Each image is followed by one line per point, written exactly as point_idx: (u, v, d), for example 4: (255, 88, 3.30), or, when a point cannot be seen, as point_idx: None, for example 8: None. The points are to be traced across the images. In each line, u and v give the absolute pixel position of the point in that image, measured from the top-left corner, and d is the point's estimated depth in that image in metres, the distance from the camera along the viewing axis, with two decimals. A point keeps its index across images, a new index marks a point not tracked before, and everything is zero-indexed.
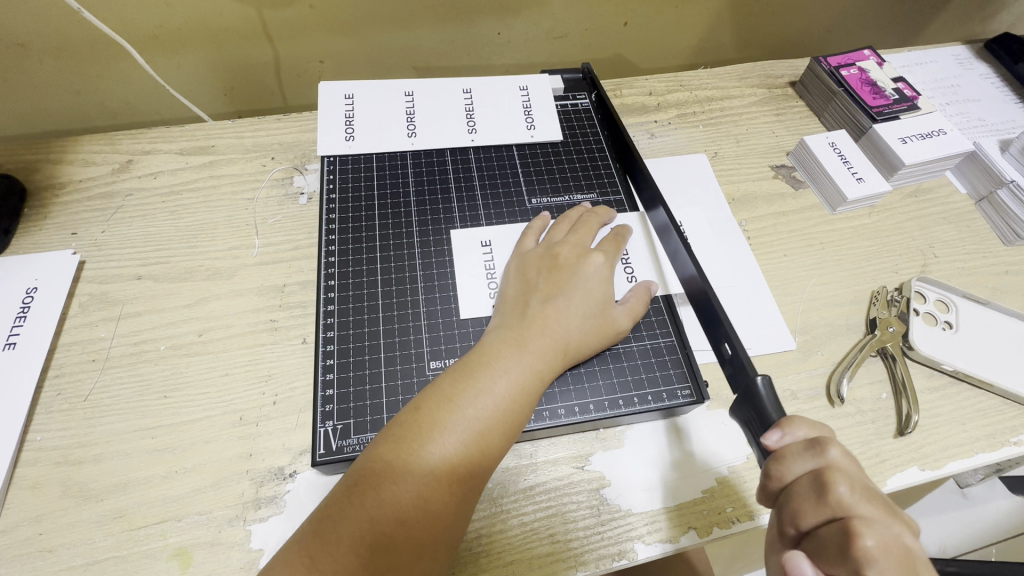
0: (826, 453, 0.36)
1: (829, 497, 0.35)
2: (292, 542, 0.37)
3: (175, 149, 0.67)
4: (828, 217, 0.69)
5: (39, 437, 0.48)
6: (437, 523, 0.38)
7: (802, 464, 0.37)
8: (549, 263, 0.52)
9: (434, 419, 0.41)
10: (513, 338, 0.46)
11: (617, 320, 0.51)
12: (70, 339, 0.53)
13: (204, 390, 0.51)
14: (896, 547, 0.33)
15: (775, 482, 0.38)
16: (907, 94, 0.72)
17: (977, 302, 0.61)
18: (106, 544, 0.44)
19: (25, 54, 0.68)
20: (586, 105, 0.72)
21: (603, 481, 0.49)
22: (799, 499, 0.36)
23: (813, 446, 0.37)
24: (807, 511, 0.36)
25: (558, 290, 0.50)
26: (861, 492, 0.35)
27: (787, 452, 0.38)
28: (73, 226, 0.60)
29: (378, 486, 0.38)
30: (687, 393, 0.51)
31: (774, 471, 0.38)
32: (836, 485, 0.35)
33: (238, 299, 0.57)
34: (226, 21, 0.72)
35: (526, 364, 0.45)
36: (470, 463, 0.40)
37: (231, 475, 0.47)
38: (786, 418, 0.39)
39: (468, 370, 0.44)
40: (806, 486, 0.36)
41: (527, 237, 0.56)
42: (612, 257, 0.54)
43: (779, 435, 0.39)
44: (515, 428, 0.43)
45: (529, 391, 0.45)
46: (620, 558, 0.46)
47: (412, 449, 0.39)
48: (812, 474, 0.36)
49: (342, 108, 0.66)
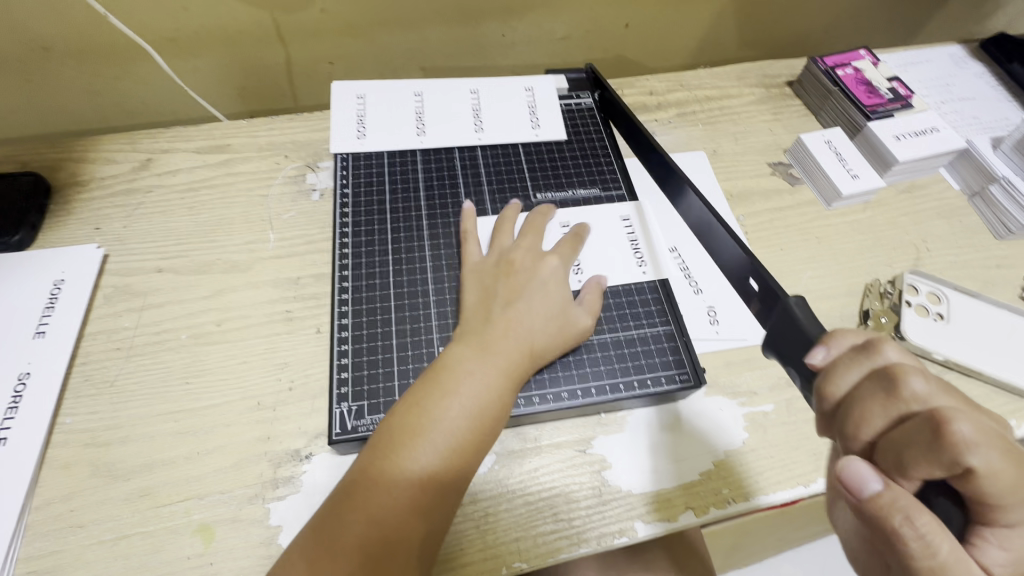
0: (881, 352, 0.34)
1: (901, 392, 0.32)
2: (293, 543, 0.40)
3: (192, 148, 0.70)
4: (823, 213, 0.71)
5: (68, 420, 0.50)
6: (430, 514, 0.41)
7: (855, 370, 0.34)
8: (504, 271, 0.54)
9: (407, 425, 0.43)
10: (476, 343, 0.48)
11: (579, 320, 0.53)
12: (95, 328, 0.56)
13: (224, 377, 0.54)
14: (992, 431, 0.30)
15: (829, 400, 0.35)
16: (902, 92, 0.74)
17: (967, 295, 0.63)
18: (132, 521, 0.46)
19: (49, 56, 0.71)
20: (589, 103, 0.74)
21: (604, 463, 0.51)
22: (866, 401, 0.33)
23: (862, 349, 0.35)
24: (873, 415, 0.33)
25: (518, 294, 0.52)
26: (936, 385, 0.32)
27: (836, 362, 0.35)
28: (95, 222, 0.63)
29: (363, 490, 0.40)
30: (686, 378, 0.54)
31: (827, 385, 0.35)
32: (908, 379, 0.32)
33: (255, 291, 0.59)
34: (241, 24, 0.74)
35: (492, 366, 0.47)
36: (450, 465, 0.42)
37: (251, 456, 0.50)
38: (830, 332, 0.37)
39: (435, 379, 0.46)
40: (871, 389, 0.33)
41: (472, 245, 0.58)
42: (565, 259, 0.56)
43: (826, 352, 0.36)
44: (489, 430, 0.45)
45: (499, 391, 0.46)
46: (621, 536, 0.48)
47: (393, 455, 0.41)
48: (873, 374, 0.33)
49: (353, 107, 0.68)
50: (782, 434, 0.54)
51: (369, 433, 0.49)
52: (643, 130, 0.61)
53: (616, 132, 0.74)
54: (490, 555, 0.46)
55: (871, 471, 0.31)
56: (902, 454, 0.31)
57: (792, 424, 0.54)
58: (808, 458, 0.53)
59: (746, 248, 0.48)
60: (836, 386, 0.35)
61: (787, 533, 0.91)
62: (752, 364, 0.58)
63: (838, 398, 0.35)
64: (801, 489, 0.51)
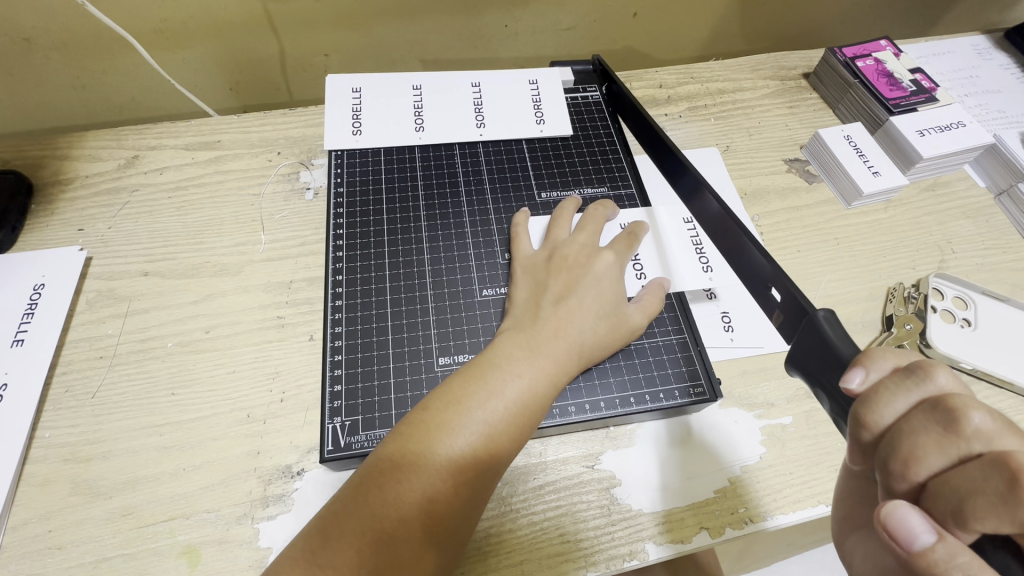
0: (934, 379, 0.30)
1: (959, 428, 0.28)
2: (299, 536, 0.37)
3: (181, 144, 0.67)
4: (842, 212, 0.67)
5: (47, 434, 0.48)
6: (439, 527, 0.38)
7: (903, 398, 0.31)
8: (558, 264, 0.51)
9: (442, 420, 0.40)
10: (526, 340, 0.46)
11: (631, 318, 0.50)
12: (77, 335, 0.53)
13: (213, 388, 0.51)
14: None
15: (869, 429, 0.32)
16: (925, 85, 0.70)
17: (995, 299, 0.60)
18: (114, 542, 0.44)
19: (30, 49, 0.68)
20: (596, 97, 0.71)
21: (613, 480, 0.48)
22: (918, 436, 0.29)
23: (912, 375, 0.31)
24: (928, 452, 0.29)
25: (571, 290, 0.49)
26: (1000, 423, 0.28)
27: (879, 388, 0.32)
28: (79, 222, 0.60)
29: (385, 488, 0.37)
30: (700, 391, 0.51)
31: (868, 414, 0.32)
32: (971, 415, 0.28)
33: (245, 296, 0.56)
34: (231, 14, 0.71)
35: (540, 368, 0.44)
36: (478, 466, 0.40)
37: (239, 473, 0.47)
38: (865, 353, 0.34)
39: (479, 373, 0.43)
40: (924, 422, 0.29)
41: (522, 238, 0.55)
42: (623, 256, 0.53)
43: (864, 375, 0.33)
44: (524, 432, 0.43)
45: (542, 395, 0.44)
46: (631, 559, 0.45)
47: (421, 447, 0.39)
48: (927, 405, 0.30)
49: (348, 101, 0.65)
50: (802, 450, 0.51)
51: (364, 450, 0.46)
52: (652, 122, 0.58)
53: (625, 127, 0.70)
54: None
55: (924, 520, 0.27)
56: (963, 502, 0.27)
57: (812, 438, 0.51)
58: (829, 475, 0.50)
59: (767, 256, 0.45)
60: (879, 415, 0.31)
61: (798, 540, 0.88)
62: (768, 374, 0.55)
63: (881, 428, 0.31)
64: (823, 509, 0.48)
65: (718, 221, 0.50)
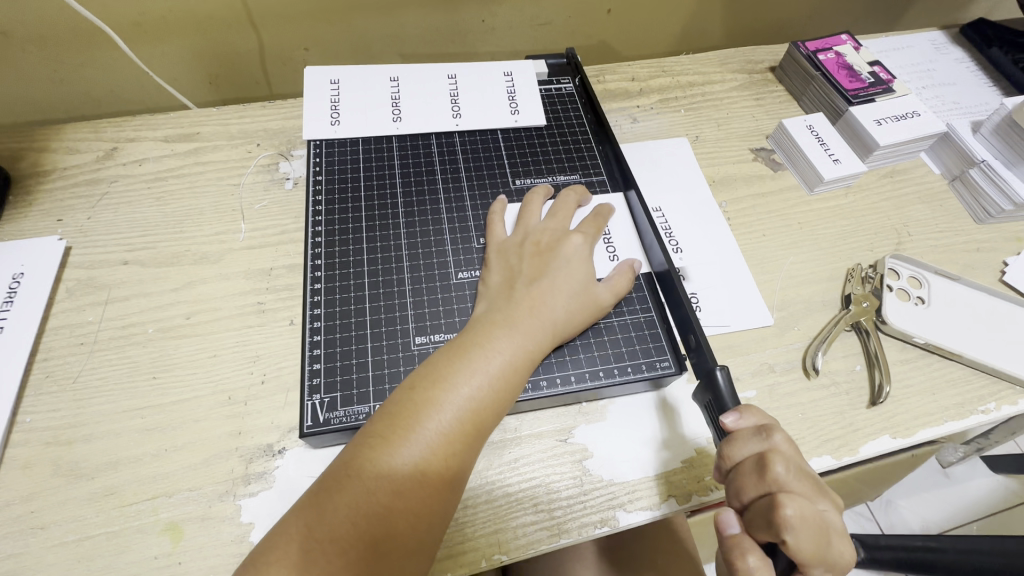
0: (770, 437, 0.40)
1: (767, 474, 0.39)
2: (291, 514, 0.38)
3: (161, 136, 0.68)
4: (806, 198, 0.70)
5: (28, 418, 0.48)
6: (431, 496, 0.39)
7: (748, 446, 0.40)
8: (532, 248, 0.53)
9: (426, 397, 0.42)
10: (502, 320, 0.47)
11: (601, 296, 0.52)
12: (57, 323, 0.54)
13: (194, 371, 0.52)
14: (815, 520, 0.37)
15: (726, 462, 0.42)
16: (883, 77, 0.74)
17: (947, 279, 0.63)
18: (97, 521, 0.44)
19: (6, 42, 0.68)
20: (570, 88, 0.73)
21: (585, 453, 0.50)
22: (743, 475, 0.40)
23: (760, 430, 0.41)
24: (749, 485, 0.39)
25: (544, 272, 0.51)
26: (795, 473, 0.39)
27: (738, 433, 0.41)
28: (58, 213, 0.60)
29: (373, 462, 0.39)
30: (666, 366, 0.53)
31: (727, 451, 0.42)
32: (773, 464, 0.38)
33: (226, 282, 0.57)
34: (210, 8, 0.72)
35: (517, 344, 0.46)
36: (462, 441, 0.42)
37: (220, 452, 0.48)
38: (743, 404, 0.43)
39: (461, 351, 0.45)
40: (749, 466, 0.40)
41: (497, 224, 0.57)
42: (592, 238, 0.55)
43: (736, 417, 0.42)
44: (504, 405, 0.44)
45: (520, 369, 0.46)
46: (602, 526, 0.47)
47: (407, 426, 0.40)
48: (757, 454, 0.40)
49: (327, 93, 0.67)
50: None
51: (342, 426, 0.48)
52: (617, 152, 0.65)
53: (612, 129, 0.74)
54: (469, 548, 0.45)
55: (732, 518, 0.40)
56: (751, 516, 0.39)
57: (773, 409, 0.54)
58: None
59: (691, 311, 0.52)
60: (733, 454, 0.41)
61: None
62: (733, 350, 0.57)
63: (731, 463, 0.41)
64: None
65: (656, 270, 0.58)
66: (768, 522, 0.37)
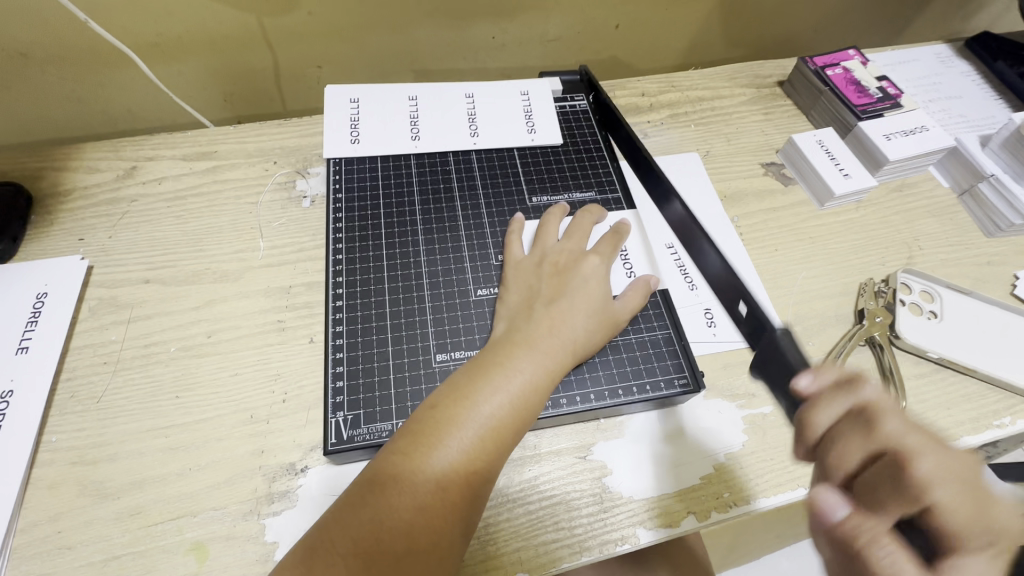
0: (860, 389, 0.37)
1: (877, 429, 0.36)
2: (312, 533, 0.39)
3: (179, 155, 0.68)
4: (816, 212, 0.71)
5: (53, 438, 0.49)
6: (452, 511, 0.40)
7: (838, 404, 0.38)
8: (549, 268, 0.54)
9: (450, 415, 0.42)
10: (522, 339, 0.48)
11: (617, 314, 0.53)
12: (81, 342, 0.54)
13: (215, 390, 0.52)
14: (954, 471, 0.35)
15: (810, 429, 0.39)
16: (891, 92, 0.75)
17: (960, 293, 0.63)
18: (122, 541, 0.45)
19: (27, 63, 0.69)
20: (584, 106, 0.74)
21: (604, 470, 0.51)
22: (842, 437, 0.37)
23: (845, 385, 0.38)
24: (851, 447, 0.36)
25: (562, 291, 0.52)
26: (905, 421, 0.36)
27: (821, 393, 0.39)
28: (80, 232, 0.61)
29: (398, 475, 0.40)
30: (684, 382, 0.54)
31: (810, 415, 0.39)
32: (885, 420, 0.36)
33: (246, 301, 0.58)
34: (227, 28, 0.73)
35: (537, 362, 0.47)
36: (483, 459, 0.42)
37: (244, 471, 0.49)
38: (814, 364, 0.40)
39: (482, 370, 0.46)
40: (849, 424, 0.37)
41: (514, 242, 0.58)
42: (608, 258, 0.56)
43: (812, 377, 0.39)
44: (525, 423, 0.45)
45: (541, 387, 0.46)
46: (623, 543, 0.48)
47: (430, 444, 0.41)
48: (849, 412, 0.37)
49: (346, 111, 0.67)
50: (781, 436, 0.54)
51: (366, 442, 0.48)
52: (625, 126, 0.64)
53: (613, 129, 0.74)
54: (491, 566, 0.46)
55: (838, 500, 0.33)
56: (862, 487, 0.35)
57: (790, 425, 0.54)
58: None
59: (733, 275, 0.49)
60: (818, 416, 0.38)
61: (785, 530, 0.91)
62: (749, 366, 0.58)
63: (822, 428, 0.38)
64: (801, 492, 0.51)
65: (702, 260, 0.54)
66: (895, 483, 0.34)
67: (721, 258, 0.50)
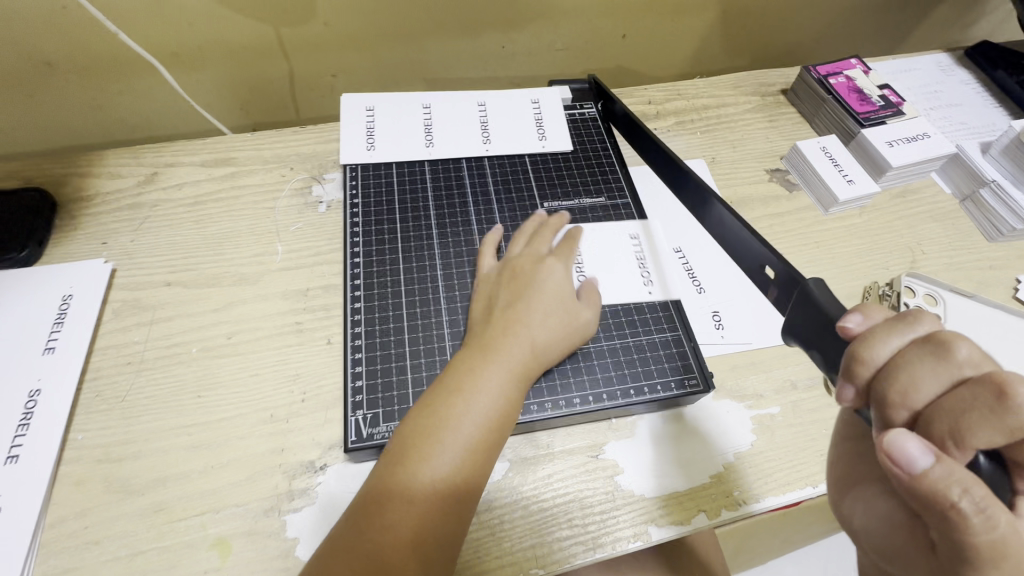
0: (919, 322, 0.33)
1: (952, 357, 0.31)
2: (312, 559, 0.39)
3: (198, 161, 0.70)
4: (821, 217, 0.72)
5: (79, 436, 0.50)
6: (435, 524, 0.40)
7: (896, 342, 0.33)
8: (509, 277, 0.54)
9: (416, 433, 0.43)
10: (480, 349, 0.49)
11: (581, 313, 0.53)
12: (105, 343, 0.56)
13: (236, 390, 0.54)
14: None
15: (864, 367, 0.34)
16: (893, 99, 0.76)
17: (963, 296, 0.64)
18: (147, 536, 0.46)
19: (52, 72, 0.71)
20: (593, 113, 0.76)
21: (617, 468, 0.52)
22: (917, 367, 0.31)
23: (901, 318, 0.34)
24: (924, 379, 0.31)
25: (521, 298, 0.52)
26: (979, 349, 0.31)
27: (875, 329, 0.34)
28: (103, 236, 0.63)
29: (379, 498, 0.41)
30: (694, 383, 0.55)
31: (864, 351, 0.34)
32: (959, 344, 0.31)
33: (265, 303, 0.59)
34: (245, 38, 0.75)
35: (499, 369, 0.47)
36: (460, 469, 0.42)
37: (265, 469, 0.50)
38: (860, 304, 0.37)
39: (445, 386, 0.46)
40: (918, 354, 0.32)
41: (486, 255, 0.58)
42: (566, 259, 0.57)
43: (861, 319, 0.35)
44: (500, 429, 0.45)
45: (507, 393, 0.47)
46: (635, 540, 0.49)
47: (404, 466, 0.42)
48: (916, 343, 0.32)
49: (362, 119, 0.69)
50: (789, 436, 0.55)
51: (384, 440, 0.49)
52: (640, 124, 0.64)
53: (619, 136, 0.76)
54: (506, 562, 0.47)
55: (921, 445, 0.29)
56: (940, 424, 0.30)
57: (798, 425, 0.55)
58: (816, 459, 0.54)
59: (761, 239, 0.47)
60: (875, 354, 0.33)
61: (791, 533, 0.92)
62: (757, 367, 0.59)
63: (882, 367, 0.33)
64: (809, 491, 0.52)
65: (732, 233, 0.51)
66: (991, 414, 0.29)
67: (747, 229, 0.48)
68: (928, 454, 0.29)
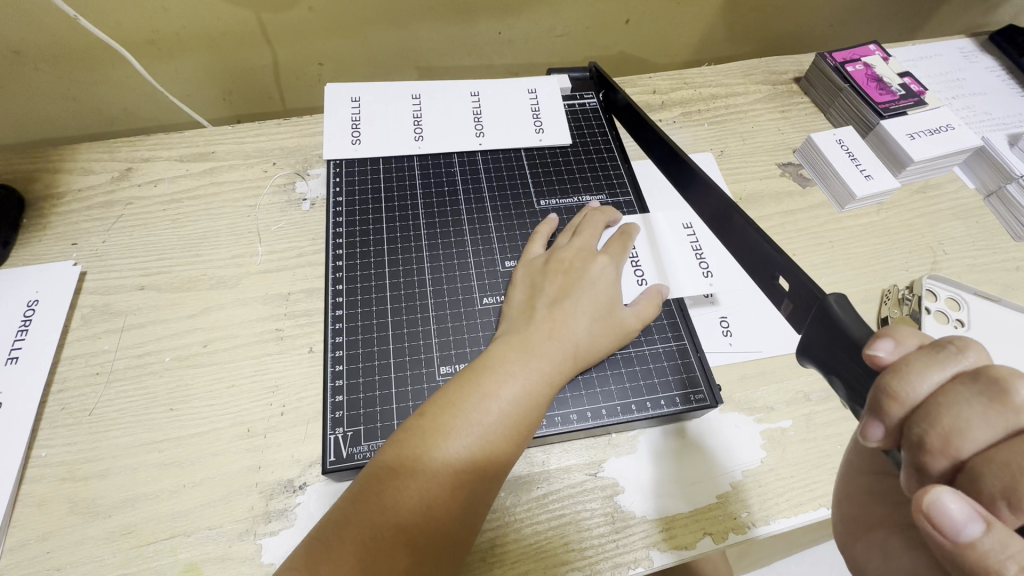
0: (965, 354, 0.30)
1: (1008, 400, 0.27)
2: (313, 530, 0.38)
3: (175, 156, 0.66)
4: (836, 215, 0.68)
5: (43, 453, 0.47)
6: (438, 522, 0.37)
7: (938, 376, 0.29)
8: (554, 270, 0.51)
9: (436, 424, 0.40)
10: (518, 343, 0.46)
11: (626, 321, 0.50)
12: (73, 351, 0.52)
13: (211, 402, 0.50)
14: None
15: (900, 405, 0.30)
16: (914, 89, 0.71)
17: (987, 299, 0.60)
18: (114, 561, 0.43)
19: (20, 61, 0.67)
20: (594, 104, 0.71)
21: (616, 488, 0.48)
22: (963, 410, 0.28)
23: (940, 348, 0.30)
24: (971, 424, 0.28)
25: (567, 292, 0.49)
26: None
27: (911, 361, 0.30)
28: (73, 236, 0.59)
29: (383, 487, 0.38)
30: (700, 398, 0.51)
31: (900, 387, 0.30)
32: (1015, 385, 0.27)
33: (243, 308, 0.56)
34: (224, 23, 0.71)
35: (532, 367, 0.44)
36: (473, 470, 0.40)
37: (240, 488, 0.47)
38: (890, 327, 0.33)
39: (472, 376, 0.43)
40: (967, 395, 0.28)
41: (536, 241, 0.56)
42: (618, 258, 0.53)
43: (892, 345, 0.32)
44: (523, 434, 0.43)
45: (537, 393, 0.44)
46: (636, 566, 0.45)
47: (417, 453, 0.39)
48: (963, 380, 0.29)
49: (347, 110, 0.65)
50: (802, 452, 0.51)
51: (366, 460, 0.46)
52: (646, 118, 0.60)
53: (622, 128, 0.71)
54: None
55: (968, 510, 0.25)
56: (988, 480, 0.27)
57: (811, 440, 0.52)
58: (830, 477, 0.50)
59: (775, 244, 0.43)
60: (913, 389, 0.30)
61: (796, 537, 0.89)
62: (767, 378, 0.55)
63: (921, 405, 0.29)
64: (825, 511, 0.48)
65: (739, 237, 0.47)
66: None
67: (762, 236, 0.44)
68: (976, 519, 0.25)
